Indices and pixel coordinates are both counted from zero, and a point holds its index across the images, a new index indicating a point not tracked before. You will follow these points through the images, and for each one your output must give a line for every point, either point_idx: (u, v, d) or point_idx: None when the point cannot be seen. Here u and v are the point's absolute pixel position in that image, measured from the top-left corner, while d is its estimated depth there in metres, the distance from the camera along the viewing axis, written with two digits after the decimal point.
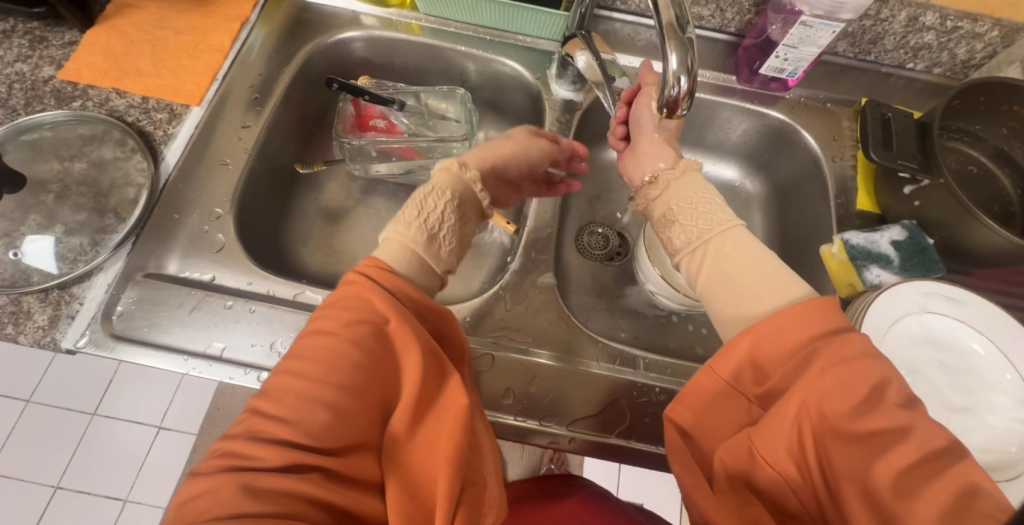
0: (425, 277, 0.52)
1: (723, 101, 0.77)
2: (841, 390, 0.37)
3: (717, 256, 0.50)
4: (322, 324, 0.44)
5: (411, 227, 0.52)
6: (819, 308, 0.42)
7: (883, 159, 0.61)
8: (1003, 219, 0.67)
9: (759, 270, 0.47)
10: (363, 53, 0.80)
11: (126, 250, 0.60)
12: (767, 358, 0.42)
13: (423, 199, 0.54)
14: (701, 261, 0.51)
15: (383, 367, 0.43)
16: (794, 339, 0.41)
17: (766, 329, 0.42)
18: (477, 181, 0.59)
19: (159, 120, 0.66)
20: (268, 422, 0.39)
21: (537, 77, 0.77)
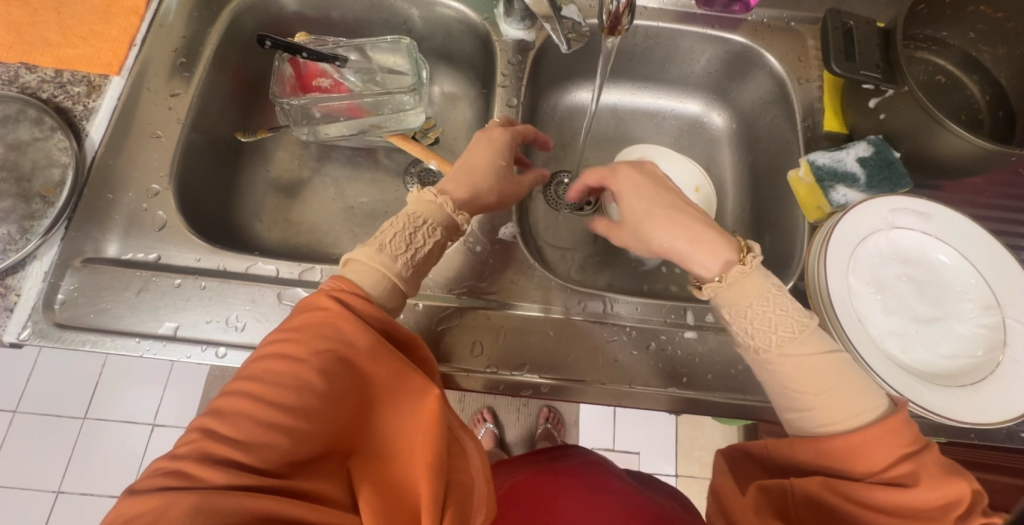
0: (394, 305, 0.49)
1: (685, 29, 0.73)
2: (917, 503, 0.38)
3: (797, 371, 0.45)
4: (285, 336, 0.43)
5: (397, 262, 0.49)
6: (891, 430, 0.41)
7: (845, 71, 0.58)
8: (970, 126, 0.66)
9: (843, 374, 0.44)
10: (296, 7, 0.74)
11: (60, 236, 0.57)
12: (840, 446, 0.42)
13: (411, 233, 0.50)
14: (782, 377, 0.46)
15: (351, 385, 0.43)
16: (883, 452, 0.40)
17: (858, 442, 0.41)
18: (451, 205, 0.53)
19: (77, 94, 0.62)
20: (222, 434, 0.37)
21: (485, 18, 0.72)
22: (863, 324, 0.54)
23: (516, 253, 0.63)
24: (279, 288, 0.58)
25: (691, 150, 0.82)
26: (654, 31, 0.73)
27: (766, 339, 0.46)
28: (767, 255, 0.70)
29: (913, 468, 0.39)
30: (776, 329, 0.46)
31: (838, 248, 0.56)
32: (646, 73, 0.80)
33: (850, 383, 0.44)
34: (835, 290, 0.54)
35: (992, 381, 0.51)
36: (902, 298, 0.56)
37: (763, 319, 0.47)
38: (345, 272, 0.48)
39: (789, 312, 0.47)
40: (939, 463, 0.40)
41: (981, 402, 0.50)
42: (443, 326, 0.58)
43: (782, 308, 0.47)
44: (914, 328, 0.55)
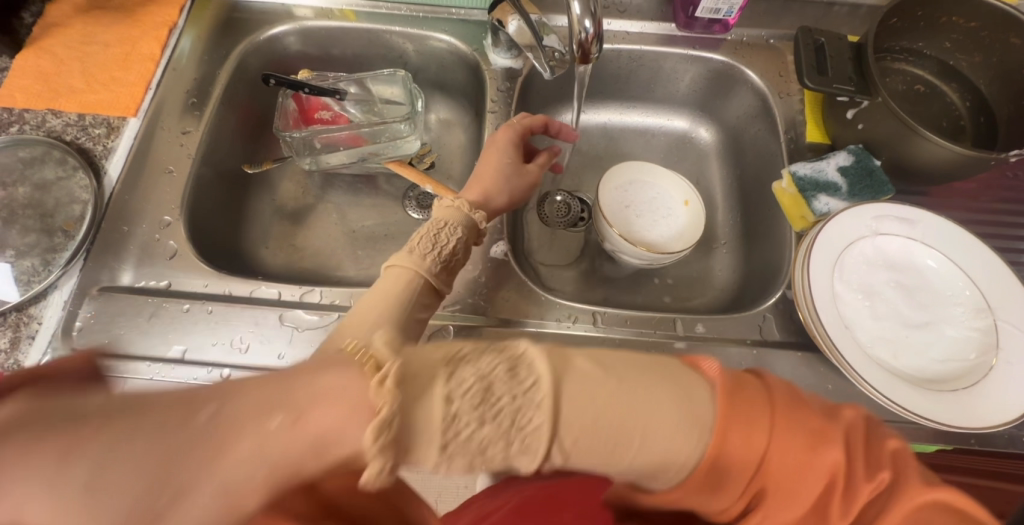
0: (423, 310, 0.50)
1: (667, 51, 0.76)
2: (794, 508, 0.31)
3: (618, 449, 0.30)
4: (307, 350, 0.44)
5: (425, 259, 0.51)
6: (724, 443, 0.30)
7: (818, 85, 0.60)
8: (953, 133, 0.67)
9: (646, 421, 0.30)
10: (299, 47, 0.80)
11: (79, 267, 0.61)
12: (711, 478, 0.31)
13: (434, 234, 0.53)
14: (591, 464, 0.30)
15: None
16: (753, 453, 0.31)
17: (702, 481, 0.31)
18: (469, 208, 0.57)
19: (97, 135, 0.67)
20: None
21: (475, 48, 0.76)
22: (850, 330, 0.55)
23: (508, 269, 0.65)
24: (282, 310, 0.61)
25: (681, 165, 0.84)
26: (637, 54, 0.76)
27: (509, 457, 0.29)
28: (760, 265, 0.70)
29: (764, 482, 0.31)
30: (492, 444, 0.28)
31: (822, 255, 0.57)
32: (633, 93, 0.83)
33: (655, 416, 0.30)
34: (821, 297, 0.55)
35: (986, 384, 0.51)
36: (889, 304, 0.57)
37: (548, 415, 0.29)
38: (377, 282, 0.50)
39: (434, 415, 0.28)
40: (798, 428, 0.31)
41: (976, 406, 0.50)
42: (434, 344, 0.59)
43: (526, 413, 0.28)
44: (904, 333, 0.55)
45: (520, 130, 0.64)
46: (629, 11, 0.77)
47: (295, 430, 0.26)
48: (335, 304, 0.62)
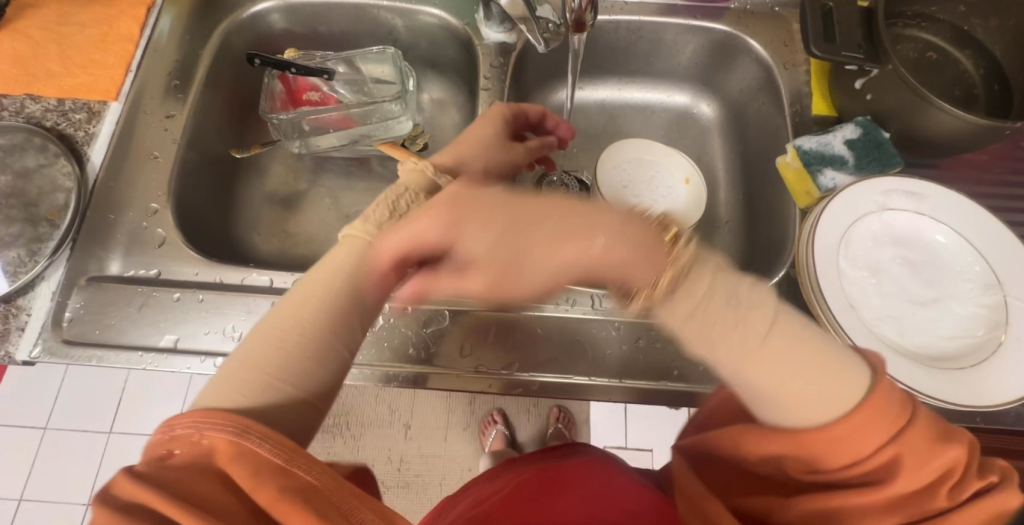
0: (373, 293, 0.46)
1: (667, 22, 0.73)
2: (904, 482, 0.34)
3: (776, 380, 0.36)
4: (233, 365, 0.40)
5: (378, 226, 0.48)
6: (872, 416, 0.34)
7: (825, 53, 0.57)
8: (965, 102, 0.65)
9: (823, 367, 0.36)
10: (284, 25, 0.77)
11: (66, 257, 0.60)
12: (820, 444, 0.35)
13: (393, 199, 0.51)
14: (758, 377, 0.36)
15: (323, 385, 0.41)
16: (870, 435, 0.34)
17: (837, 438, 0.35)
18: (446, 178, 0.54)
19: (78, 120, 0.65)
20: (168, 470, 0.35)
21: (466, 23, 0.73)
22: (855, 309, 0.53)
23: None
24: (274, 297, 0.59)
25: (683, 142, 0.81)
26: (636, 25, 0.73)
27: (716, 343, 0.37)
28: (763, 244, 0.68)
29: (895, 454, 0.34)
30: (718, 327, 0.37)
31: (827, 232, 0.55)
32: (632, 67, 0.80)
33: (838, 379, 0.36)
34: (825, 275, 0.53)
35: (994, 361, 0.50)
36: (896, 281, 0.55)
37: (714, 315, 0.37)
38: (327, 255, 0.47)
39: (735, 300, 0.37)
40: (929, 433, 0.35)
41: (983, 384, 0.49)
42: (431, 328, 0.58)
43: (751, 315, 0.37)
44: (910, 311, 0.54)
45: (515, 109, 0.63)
46: None
47: (582, 279, 0.37)
48: None
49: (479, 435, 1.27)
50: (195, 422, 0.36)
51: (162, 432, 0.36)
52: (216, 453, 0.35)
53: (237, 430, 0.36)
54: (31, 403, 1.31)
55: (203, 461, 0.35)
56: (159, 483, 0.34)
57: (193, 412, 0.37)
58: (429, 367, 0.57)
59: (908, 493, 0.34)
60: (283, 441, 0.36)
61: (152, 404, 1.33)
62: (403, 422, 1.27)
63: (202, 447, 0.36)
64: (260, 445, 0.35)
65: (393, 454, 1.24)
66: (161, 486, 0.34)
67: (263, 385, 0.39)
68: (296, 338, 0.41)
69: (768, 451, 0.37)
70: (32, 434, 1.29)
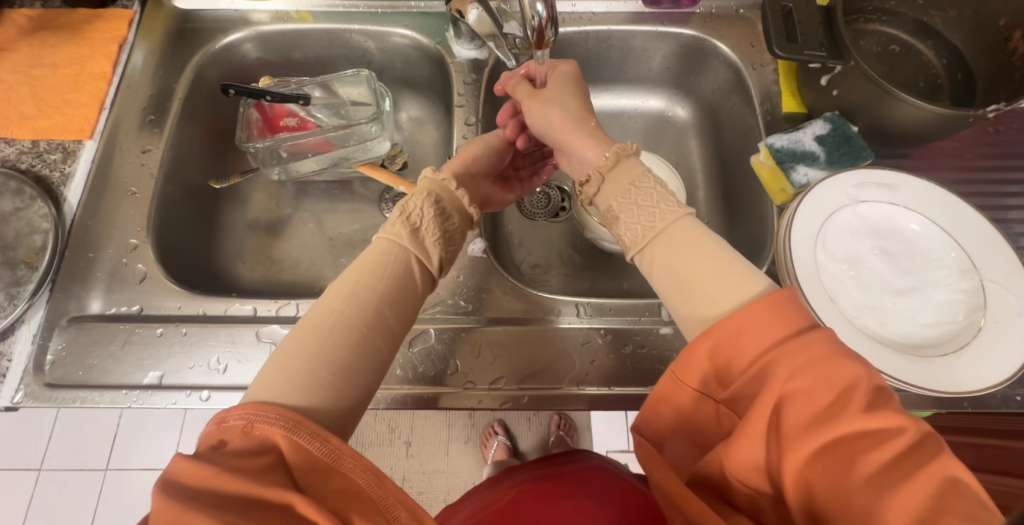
0: (406, 288, 0.45)
1: (636, 30, 0.74)
2: (809, 392, 0.32)
3: (670, 255, 0.42)
4: (276, 359, 0.39)
5: (396, 224, 0.48)
6: (762, 309, 0.35)
7: (788, 53, 0.58)
8: (930, 92, 0.66)
9: (709, 263, 0.40)
10: (257, 54, 0.77)
11: (45, 299, 0.59)
12: (727, 359, 0.36)
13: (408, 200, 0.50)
14: (661, 260, 0.42)
15: (361, 382, 0.40)
16: (762, 342, 0.34)
17: (740, 326, 0.35)
18: (453, 182, 0.53)
19: (53, 161, 0.65)
20: (225, 456, 0.34)
21: (437, 42, 0.74)
22: (837, 302, 0.54)
23: (488, 266, 0.64)
24: (258, 327, 0.59)
25: (660, 145, 0.82)
26: (606, 34, 0.74)
27: (636, 229, 0.45)
28: (746, 243, 0.69)
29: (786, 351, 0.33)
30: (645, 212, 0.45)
31: (803, 228, 0.55)
32: (605, 75, 0.81)
33: (727, 271, 0.39)
34: (804, 271, 0.54)
35: (976, 346, 0.50)
36: (875, 272, 0.55)
37: (636, 209, 0.45)
38: (359, 257, 0.46)
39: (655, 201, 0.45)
40: (828, 345, 0.33)
41: (967, 370, 0.49)
42: (418, 348, 0.58)
43: (651, 205, 0.45)
44: (891, 301, 0.54)
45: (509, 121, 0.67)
46: None
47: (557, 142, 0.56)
48: None
49: (481, 448, 1.26)
50: (246, 415, 0.36)
51: (214, 424, 0.36)
52: (272, 447, 0.35)
53: (290, 423, 0.35)
54: (23, 443, 1.29)
55: (260, 452, 0.34)
56: (219, 466, 0.33)
57: (243, 404, 0.37)
58: (419, 387, 0.57)
59: (829, 415, 0.31)
60: (332, 438, 0.35)
61: (149, 437, 1.31)
62: (404, 440, 1.26)
63: (254, 438, 0.35)
64: (312, 442, 0.35)
65: (396, 473, 1.23)
66: (225, 465, 0.33)
67: (304, 379, 0.38)
68: (333, 333, 0.40)
69: (689, 380, 0.37)
70: (27, 476, 1.27)
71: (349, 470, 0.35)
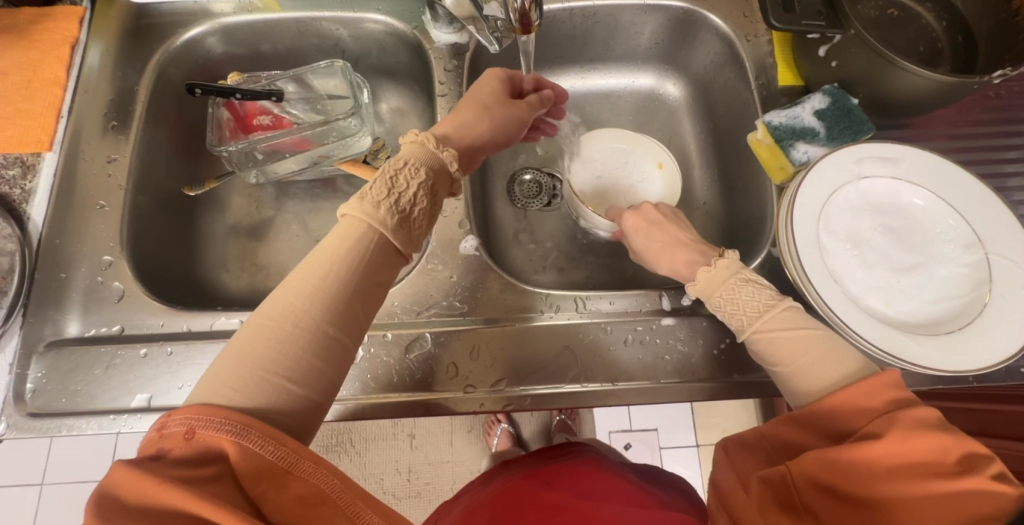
0: (374, 276, 0.42)
1: (623, 4, 0.70)
2: (906, 451, 0.34)
3: (775, 344, 0.44)
4: (226, 357, 0.37)
5: (379, 207, 0.43)
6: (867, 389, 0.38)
7: (785, 24, 0.55)
8: (931, 58, 0.64)
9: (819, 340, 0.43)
10: (222, 48, 0.72)
11: (19, 324, 0.57)
12: (823, 417, 0.39)
13: (393, 175, 0.45)
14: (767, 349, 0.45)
15: (323, 380, 0.38)
16: (866, 408, 0.38)
17: (842, 401, 0.39)
18: (452, 158, 0.49)
19: (12, 177, 0.61)
20: (169, 466, 0.32)
21: (414, 26, 0.70)
22: (841, 283, 0.53)
23: (481, 264, 0.61)
24: None
25: (653, 125, 0.79)
26: (591, 9, 0.70)
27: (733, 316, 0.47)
28: (742, 223, 0.67)
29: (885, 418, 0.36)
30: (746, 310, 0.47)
31: (805, 207, 0.54)
32: (592, 54, 0.77)
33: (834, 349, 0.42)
34: (807, 253, 0.52)
35: (983, 321, 0.49)
36: (878, 249, 0.54)
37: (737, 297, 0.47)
38: (325, 238, 0.42)
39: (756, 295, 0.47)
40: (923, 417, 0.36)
41: (974, 347, 0.48)
42: (415, 354, 0.56)
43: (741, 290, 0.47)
44: (894, 278, 0.53)
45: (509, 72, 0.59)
46: None
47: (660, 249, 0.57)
48: None
49: (485, 436, 1.26)
50: (189, 420, 0.34)
51: (155, 430, 0.34)
52: (221, 454, 0.33)
53: (238, 428, 0.34)
54: (21, 459, 1.27)
55: (207, 462, 0.33)
56: (161, 475, 0.31)
57: (185, 408, 0.35)
58: (418, 393, 0.55)
59: (923, 470, 0.34)
60: (288, 442, 0.34)
61: None
62: (407, 433, 1.25)
63: (200, 447, 0.33)
64: (264, 446, 0.34)
65: (401, 465, 1.23)
66: (170, 474, 0.31)
67: (258, 379, 0.36)
68: (290, 328, 0.38)
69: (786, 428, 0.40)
70: (28, 491, 1.26)
71: (309, 477, 0.35)
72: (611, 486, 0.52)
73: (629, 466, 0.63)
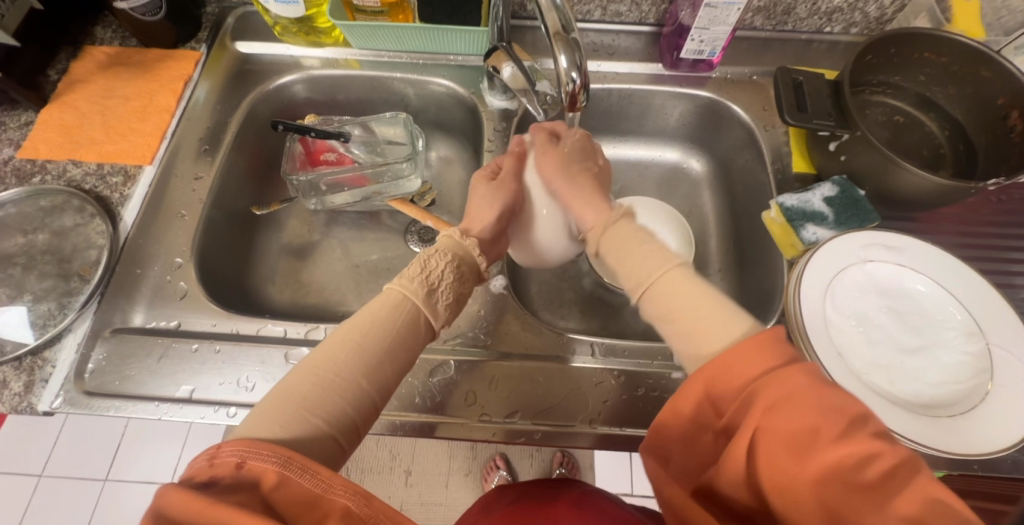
0: (410, 341, 0.50)
1: (655, 90, 0.79)
2: (787, 422, 0.35)
3: (665, 300, 0.47)
4: (274, 397, 0.44)
5: (412, 280, 0.52)
6: (755, 348, 0.39)
7: (799, 122, 0.63)
8: (934, 161, 0.70)
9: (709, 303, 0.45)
10: (306, 94, 0.84)
11: (92, 309, 0.63)
12: (714, 395, 0.40)
13: (425, 258, 0.54)
14: (656, 307, 0.48)
15: (349, 425, 0.45)
16: (741, 376, 0.38)
17: (730, 362, 0.39)
18: (475, 248, 0.57)
19: (114, 183, 0.70)
20: (220, 490, 0.36)
21: (472, 92, 0.80)
22: (845, 357, 0.56)
23: (507, 301, 0.67)
24: (287, 348, 0.62)
25: (675, 194, 0.86)
26: (627, 92, 0.80)
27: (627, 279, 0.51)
28: (754, 291, 0.71)
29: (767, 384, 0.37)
30: (637, 263, 0.51)
31: (812, 283, 0.58)
32: (623, 128, 0.86)
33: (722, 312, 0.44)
34: (813, 325, 0.56)
35: (985, 408, 0.51)
36: (883, 329, 0.57)
37: (635, 262, 0.51)
38: (369, 304, 0.51)
39: (652, 251, 0.51)
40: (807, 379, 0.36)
41: (976, 433, 0.50)
42: (436, 379, 0.60)
43: (640, 250, 0.52)
44: (899, 358, 0.56)
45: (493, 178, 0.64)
46: (617, 54, 0.81)
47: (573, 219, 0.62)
48: None
49: (482, 481, 1.24)
50: (240, 451, 0.38)
51: (206, 459, 0.38)
52: (262, 484, 0.37)
53: (282, 460, 0.38)
54: (28, 449, 1.30)
55: (250, 490, 0.37)
56: (215, 498, 0.35)
57: (236, 441, 0.39)
58: (436, 416, 0.59)
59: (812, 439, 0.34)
60: (322, 470, 0.38)
61: (150, 450, 1.31)
62: (404, 468, 1.25)
63: (245, 476, 0.37)
64: (302, 476, 0.38)
65: (393, 502, 1.21)
66: (220, 496, 0.36)
67: (300, 418, 0.42)
68: (333, 378, 0.45)
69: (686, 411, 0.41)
70: (27, 481, 1.28)
71: (336, 497, 0.38)
72: (609, 517, 0.53)
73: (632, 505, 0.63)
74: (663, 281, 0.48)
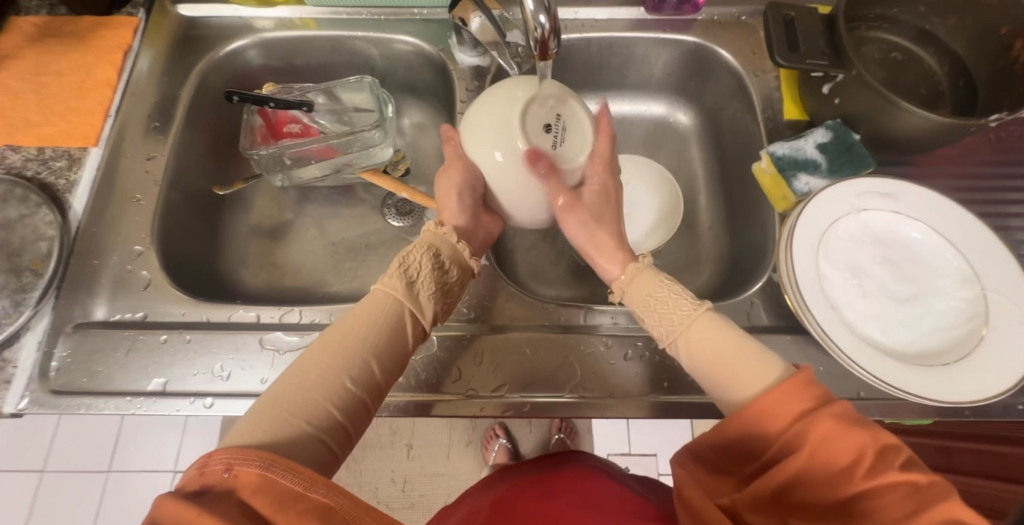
0: (396, 342, 0.47)
1: (638, 36, 0.74)
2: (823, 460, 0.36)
3: (702, 350, 0.46)
4: (260, 405, 0.42)
5: (391, 277, 0.49)
6: (792, 388, 0.39)
7: (790, 62, 0.59)
8: (932, 100, 0.66)
9: (735, 350, 0.45)
10: (261, 60, 0.77)
11: (50, 305, 0.60)
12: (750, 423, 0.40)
13: (406, 254, 0.51)
14: (694, 354, 0.47)
15: (337, 428, 0.43)
16: (782, 415, 0.39)
17: (764, 404, 0.39)
18: (457, 236, 0.54)
19: (59, 168, 0.65)
20: (206, 500, 0.34)
21: (439, 49, 0.74)
22: (838, 309, 0.54)
23: (489, 272, 0.64)
24: (261, 333, 0.59)
25: (662, 151, 0.82)
26: (607, 41, 0.74)
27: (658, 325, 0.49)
28: (745, 247, 0.69)
29: (810, 422, 0.37)
30: (667, 303, 0.49)
31: (803, 235, 0.55)
32: (605, 82, 0.81)
33: (754, 357, 0.44)
34: (805, 277, 0.54)
35: (980, 354, 0.50)
36: (878, 280, 0.55)
37: (662, 305, 0.49)
38: (354, 306, 0.49)
39: (681, 295, 0.49)
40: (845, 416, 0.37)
41: (970, 379, 0.49)
42: (419, 356, 0.58)
43: (664, 285, 0.50)
44: (893, 309, 0.54)
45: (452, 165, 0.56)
46: None
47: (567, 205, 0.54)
48: (315, 322, 0.60)
49: (482, 449, 1.26)
50: (227, 459, 0.36)
51: (196, 468, 0.36)
52: (243, 488, 0.35)
53: (265, 463, 0.36)
54: (25, 447, 1.29)
55: (232, 496, 0.35)
56: (201, 506, 0.33)
57: (222, 449, 0.37)
58: (421, 394, 0.57)
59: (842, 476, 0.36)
60: (304, 469, 0.36)
61: (150, 440, 1.31)
62: (404, 442, 1.25)
63: (228, 482, 0.36)
64: (285, 477, 0.36)
65: (396, 476, 1.23)
66: (207, 505, 0.34)
67: (286, 422, 0.41)
68: (316, 380, 0.43)
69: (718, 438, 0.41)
70: (29, 478, 1.27)
71: (319, 497, 0.36)
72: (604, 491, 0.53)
73: (629, 474, 0.62)
74: (692, 330, 0.47)
